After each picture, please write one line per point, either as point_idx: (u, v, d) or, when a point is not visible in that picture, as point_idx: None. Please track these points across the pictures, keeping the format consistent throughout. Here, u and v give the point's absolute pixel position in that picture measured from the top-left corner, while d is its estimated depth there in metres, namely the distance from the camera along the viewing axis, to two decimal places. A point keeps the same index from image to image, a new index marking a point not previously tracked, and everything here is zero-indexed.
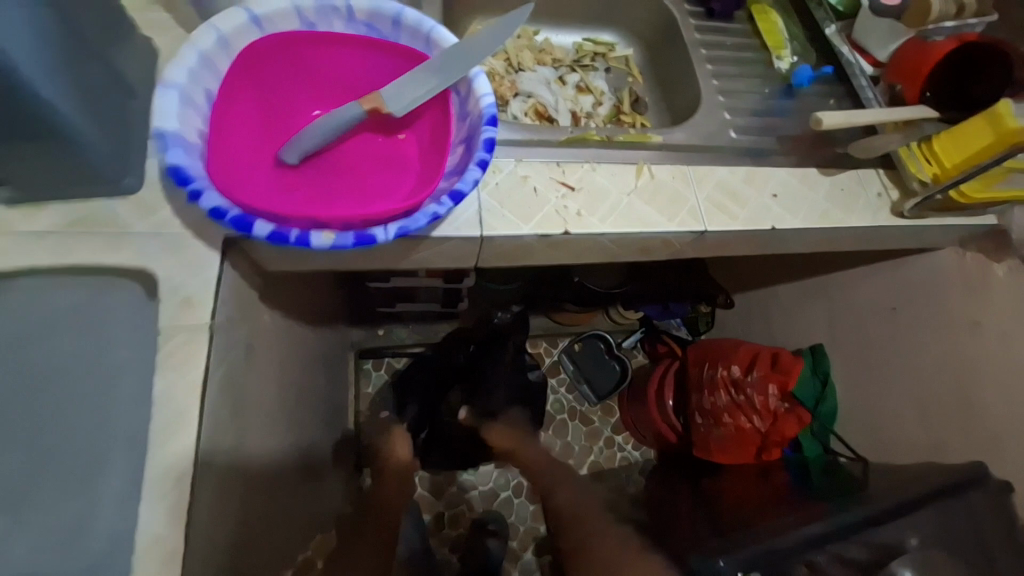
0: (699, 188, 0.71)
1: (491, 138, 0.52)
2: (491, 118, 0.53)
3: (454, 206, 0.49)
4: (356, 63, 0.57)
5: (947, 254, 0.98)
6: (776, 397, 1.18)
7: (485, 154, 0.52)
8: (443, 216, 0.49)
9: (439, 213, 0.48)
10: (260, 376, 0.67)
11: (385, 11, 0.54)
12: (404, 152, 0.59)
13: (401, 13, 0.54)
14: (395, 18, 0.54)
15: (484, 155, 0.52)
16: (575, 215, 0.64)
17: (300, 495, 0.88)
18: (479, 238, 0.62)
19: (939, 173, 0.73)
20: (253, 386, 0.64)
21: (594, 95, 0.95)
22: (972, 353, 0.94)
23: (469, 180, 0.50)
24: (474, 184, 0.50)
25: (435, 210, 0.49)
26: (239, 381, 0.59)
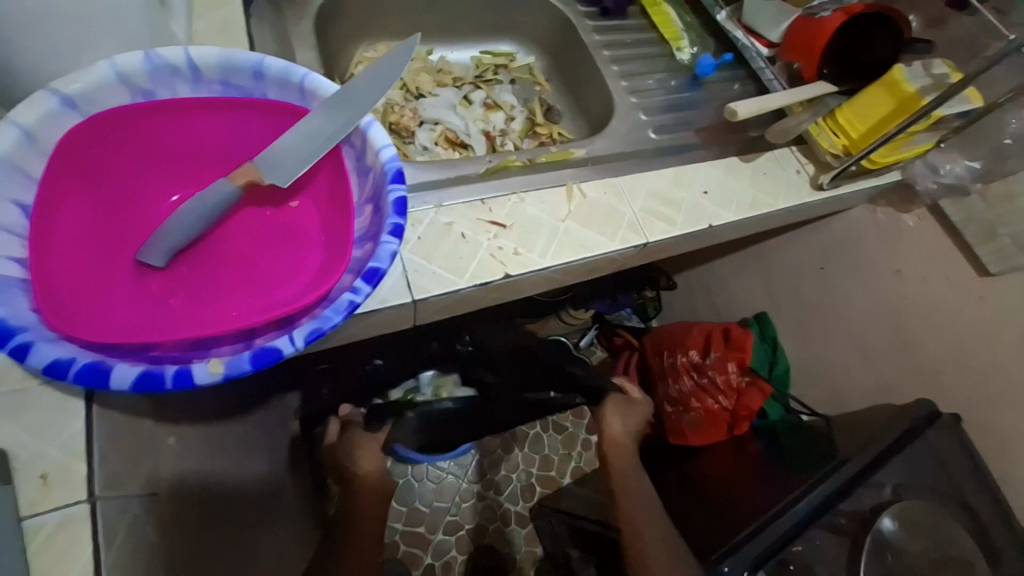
0: (631, 199, 0.68)
1: (402, 198, 0.45)
2: (397, 174, 0.46)
3: (373, 288, 0.41)
4: (219, 131, 0.49)
5: (860, 212, 1.03)
6: (736, 374, 1.20)
7: (399, 219, 0.44)
8: (361, 304, 0.40)
9: (354, 302, 0.40)
10: (180, 514, 0.55)
11: (239, 64, 0.46)
12: (299, 222, 0.51)
13: (262, 63, 0.46)
14: (253, 70, 0.47)
15: (398, 220, 0.44)
16: (512, 255, 0.59)
17: None
18: (411, 304, 0.54)
19: (849, 145, 0.75)
20: (173, 532, 0.52)
21: (505, 110, 0.90)
22: (900, 300, 0.99)
23: (386, 254, 0.42)
24: (392, 257, 0.42)
25: (350, 299, 0.40)
26: (151, 538, 0.48)
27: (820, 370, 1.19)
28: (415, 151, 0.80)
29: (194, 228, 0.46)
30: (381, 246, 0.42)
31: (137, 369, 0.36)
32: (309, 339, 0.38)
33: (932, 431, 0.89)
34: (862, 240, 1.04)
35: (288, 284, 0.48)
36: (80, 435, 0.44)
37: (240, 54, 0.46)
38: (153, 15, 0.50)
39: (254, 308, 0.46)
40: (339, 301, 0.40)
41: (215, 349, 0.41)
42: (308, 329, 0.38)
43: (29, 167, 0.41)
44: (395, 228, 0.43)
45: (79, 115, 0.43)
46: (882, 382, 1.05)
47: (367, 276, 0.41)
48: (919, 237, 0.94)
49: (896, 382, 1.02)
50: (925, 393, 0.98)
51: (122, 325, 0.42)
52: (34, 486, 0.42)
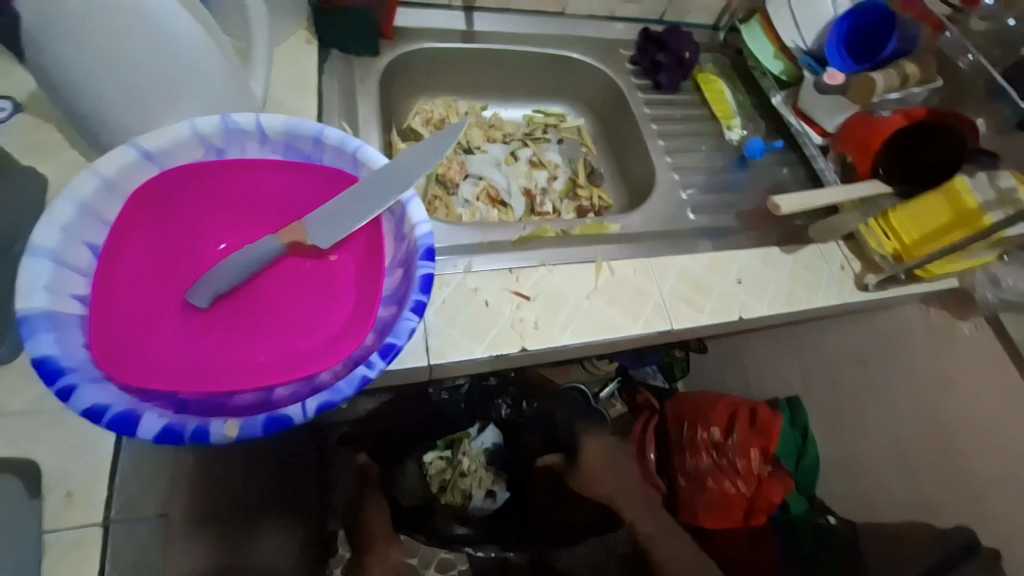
0: (661, 281, 0.67)
1: (429, 275, 0.46)
2: (428, 251, 0.48)
3: (386, 364, 0.42)
4: (275, 186, 0.53)
5: (913, 310, 0.97)
6: (758, 461, 1.14)
7: (422, 296, 0.45)
8: (373, 379, 0.41)
9: (367, 376, 0.41)
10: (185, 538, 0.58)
11: (300, 132, 0.50)
12: (335, 275, 0.54)
13: (322, 132, 0.50)
14: (313, 138, 0.51)
15: (422, 296, 0.45)
16: (532, 327, 0.59)
17: None
18: (427, 367, 0.56)
19: (899, 250, 0.73)
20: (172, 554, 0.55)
21: (549, 169, 0.92)
22: (948, 413, 0.92)
23: (405, 330, 0.43)
24: (410, 334, 0.43)
25: (363, 373, 0.41)
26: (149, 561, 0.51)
27: (853, 469, 1.11)
28: (456, 202, 0.83)
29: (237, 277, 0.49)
30: (401, 320, 0.43)
31: (160, 422, 0.38)
32: (320, 411, 0.39)
33: None
34: (910, 340, 0.98)
35: (315, 335, 0.51)
36: (108, 460, 0.48)
37: (303, 123, 0.50)
38: (236, 78, 0.55)
39: (280, 355, 0.49)
40: (354, 373, 0.41)
41: (237, 398, 0.44)
42: (318, 400, 0.39)
43: (105, 211, 0.46)
44: (417, 304, 0.44)
45: (155, 167, 0.48)
46: (919, 497, 0.97)
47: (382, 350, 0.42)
48: (976, 349, 0.88)
49: (936, 500, 0.94)
50: (966, 520, 0.89)
51: (161, 363, 0.46)
52: (60, 503, 0.46)
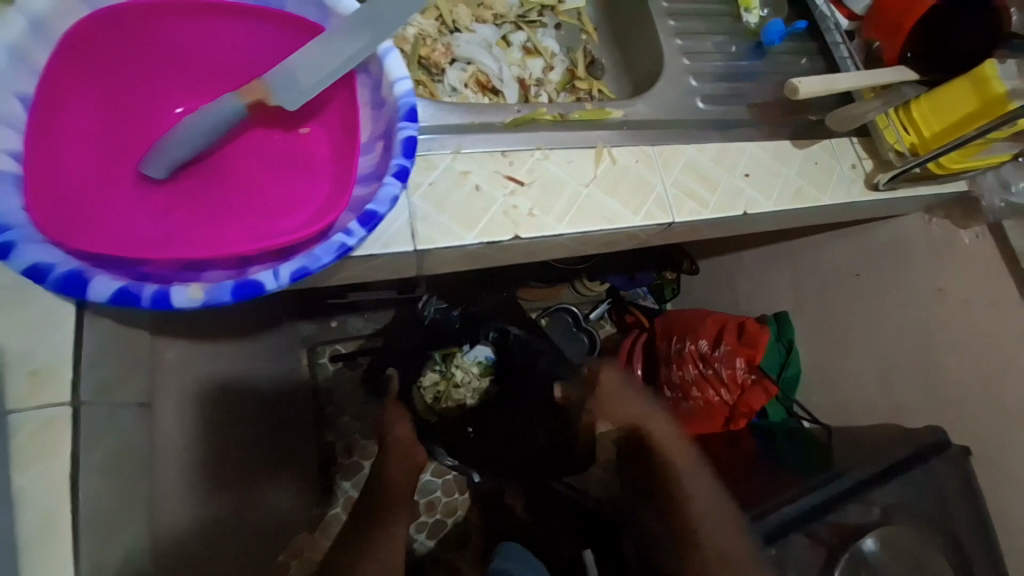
0: (665, 173, 0.63)
1: (411, 138, 0.41)
2: (410, 112, 0.42)
3: (368, 233, 0.38)
4: (234, 42, 0.46)
5: (912, 221, 0.96)
6: (743, 370, 1.18)
7: (406, 161, 0.40)
8: (353, 248, 0.37)
9: (346, 245, 0.37)
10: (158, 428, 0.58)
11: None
12: (309, 150, 0.49)
13: None
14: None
15: (405, 162, 0.40)
16: (526, 215, 0.55)
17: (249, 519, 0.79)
18: (413, 253, 0.52)
19: (917, 144, 0.69)
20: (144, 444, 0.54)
21: (544, 57, 0.83)
22: (935, 321, 0.94)
23: (387, 198, 0.39)
24: (392, 202, 0.39)
25: (342, 241, 0.37)
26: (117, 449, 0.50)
27: (834, 379, 1.15)
28: (442, 90, 0.75)
29: (197, 143, 0.43)
30: (382, 186, 0.39)
31: (113, 284, 0.35)
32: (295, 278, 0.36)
33: (937, 460, 0.86)
34: (908, 251, 0.97)
35: (289, 213, 0.46)
36: (70, 340, 0.46)
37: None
38: None
39: (253, 233, 0.44)
40: (330, 241, 0.37)
41: (207, 273, 0.40)
42: (293, 266, 0.36)
43: (35, 60, 0.39)
44: (400, 169, 0.40)
45: (87, 8, 0.41)
46: (896, 401, 1.02)
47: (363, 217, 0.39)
48: (973, 259, 0.88)
49: (912, 405, 0.99)
50: (939, 419, 0.94)
51: (118, 235, 0.41)
52: (25, 380, 0.45)
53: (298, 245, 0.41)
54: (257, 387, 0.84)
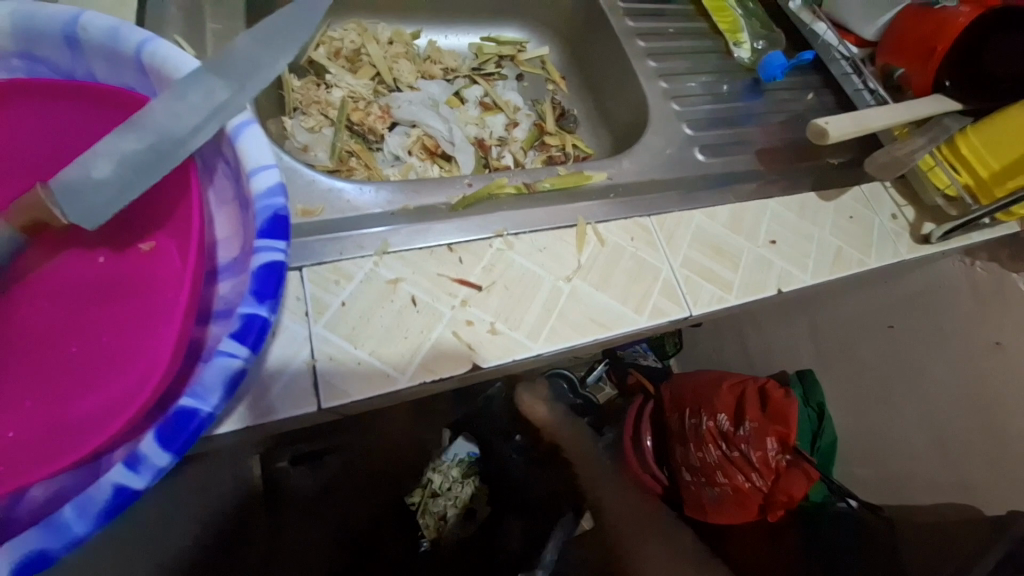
0: (670, 251, 0.47)
1: (268, 268, 0.28)
2: (268, 227, 0.29)
3: (173, 457, 0.25)
4: (15, 126, 0.32)
5: (953, 264, 0.82)
6: (775, 451, 0.97)
7: (253, 314, 0.27)
8: (138, 491, 0.24)
9: (128, 489, 0.24)
10: None
11: (40, 26, 0.30)
12: (148, 275, 0.32)
13: (76, 22, 0.31)
14: (64, 35, 0.31)
15: (257, 312, 0.27)
16: (487, 333, 0.39)
17: None
18: (319, 413, 0.34)
19: (973, 186, 0.56)
20: None
21: (506, 112, 0.70)
22: (995, 383, 0.77)
23: (218, 382, 0.26)
24: (223, 391, 0.26)
25: (120, 482, 0.24)
26: None
27: (877, 448, 0.95)
28: (382, 161, 0.60)
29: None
30: (213, 362, 0.26)
31: None
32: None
33: None
34: (952, 300, 0.82)
35: (105, 384, 0.30)
36: None
37: (44, 10, 0.31)
38: None
39: (44, 428, 0.29)
40: (98, 486, 0.24)
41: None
42: (20, 550, 0.23)
43: None
44: (245, 322, 0.27)
45: None
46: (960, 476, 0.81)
47: (172, 424, 0.25)
48: None
49: (981, 480, 0.79)
50: None
51: None
52: None
53: (97, 450, 0.28)
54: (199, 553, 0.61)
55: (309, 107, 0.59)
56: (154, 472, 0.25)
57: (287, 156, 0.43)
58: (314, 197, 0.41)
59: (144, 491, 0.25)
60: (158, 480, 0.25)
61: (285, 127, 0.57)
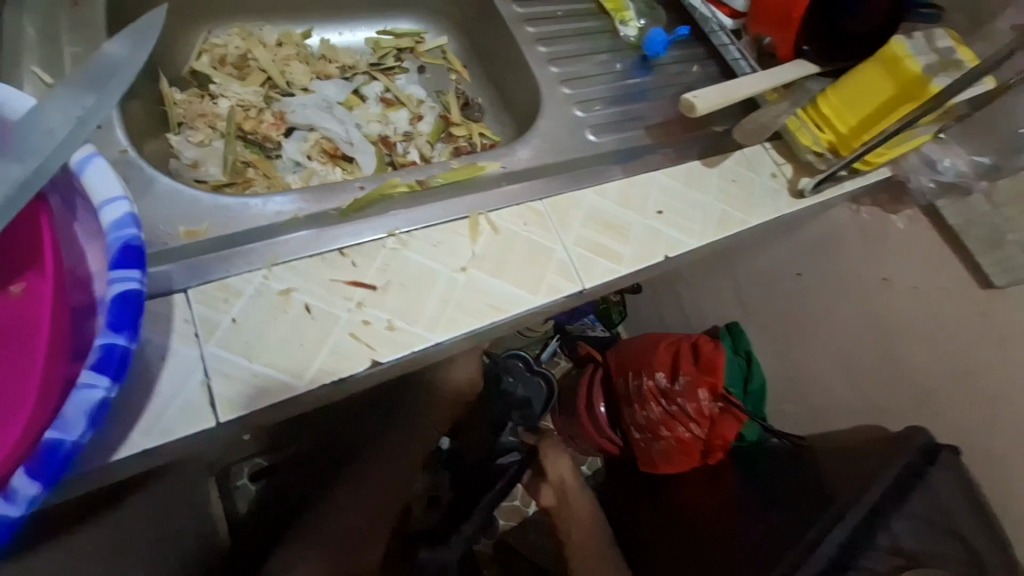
0: (563, 231, 0.50)
1: (125, 296, 0.29)
2: (122, 256, 0.30)
3: (45, 487, 0.27)
4: None
5: (841, 212, 0.89)
6: (708, 400, 1.06)
7: (110, 344, 0.28)
8: (14, 519, 0.26)
9: (4, 519, 0.26)
10: None
11: None
12: (19, 314, 0.32)
13: None
14: None
15: (114, 343, 0.28)
16: (384, 331, 0.40)
17: None
18: (219, 428, 0.35)
19: (835, 141, 0.61)
20: None
21: (409, 107, 0.70)
22: (887, 312, 0.86)
23: (79, 415, 0.27)
24: (84, 423, 0.27)
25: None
26: None
27: (800, 385, 1.04)
28: (282, 168, 0.59)
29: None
30: (72, 397, 0.27)
31: None
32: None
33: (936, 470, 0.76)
34: (844, 245, 0.89)
35: None
36: None
37: None
38: None
39: None
40: None
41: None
42: None
43: None
44: (103, 354, 0.28)
45: None
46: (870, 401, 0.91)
47: (39, 459, 0.27)
48: (911, 244, 0.81)
49: (886, 403, 0.89)
50: (918, 417, 0.85)
51: None
52: None
53: None
54: None
55: (194, 121, 0.58)
56: (29, 502, 0.26)
57: (163, 178, 0.42)
58: (197, 218, 0.41)
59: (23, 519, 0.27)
60: (32, 510, 0.26)
61: (172, 143, 0.56)
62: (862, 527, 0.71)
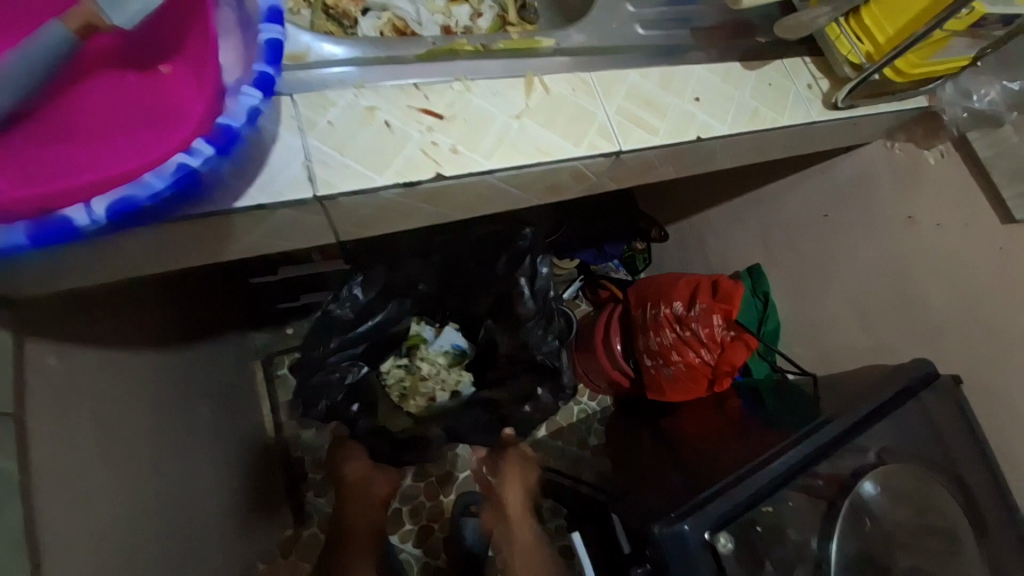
0: (606, 100, 0.56)
1: (275, 41, 0.38)
2: (272, 13, 0.39)
3: (214, 151, 0.36)
4: None
5: (876, 149, 0.90)
6: (721, 327, 1.09)
7: (267, 68, 0.38)
8: (194, 168, 0.35)
9: (187, 167, 0.35)
10: (103, 472, 0.54)
11: None
12: (171, 89, 0.41)
13: None
14: None
15: (266, 69, 0.38)
16: (448, 152, 0.48)
17: (183, 544, 0.67)
18: (315, 203, 0.44)
19: (873, 50, 0.65)
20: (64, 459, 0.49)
21: (471, 3, 0.76)
22: (906, 249, 0.88)
23: (242, 109, 0.37)
24: (247, 114, 0.36)
25: (182, 161, 0.35)
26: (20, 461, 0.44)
27: (814, 326, 1.06)
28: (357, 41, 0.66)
29: (24, 85, 0.36)
30: (237, 97, 0.37)
31: None
32: (114, 209, 0.34)
33: (930, 394, 0.80)
34: (873, 182, 0.91)
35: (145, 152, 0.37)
36: None
37: None
38: None
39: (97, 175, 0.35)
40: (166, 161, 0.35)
41: (12, 219, 0.34)
42: (114, 196, 0.34)
43: None
44: (260, 75, 0.37)
45: None
46: (878, 338, 0.95)
47: (213, 134, 0.36)
48: (940, 179, 0.81)
49: (893, 340, 0.92)
50: (924, 351, 0.88)
51: None
52: None
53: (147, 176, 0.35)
54: (158, 422, 0.67)
55: None
56: (203, 159, 0.36)
57: None
58: (298, 44, 0.48)
59: (196, 174, 0.36)
60: (204, 164, 0.36)
61: None
62: (846, 435, 0.75)
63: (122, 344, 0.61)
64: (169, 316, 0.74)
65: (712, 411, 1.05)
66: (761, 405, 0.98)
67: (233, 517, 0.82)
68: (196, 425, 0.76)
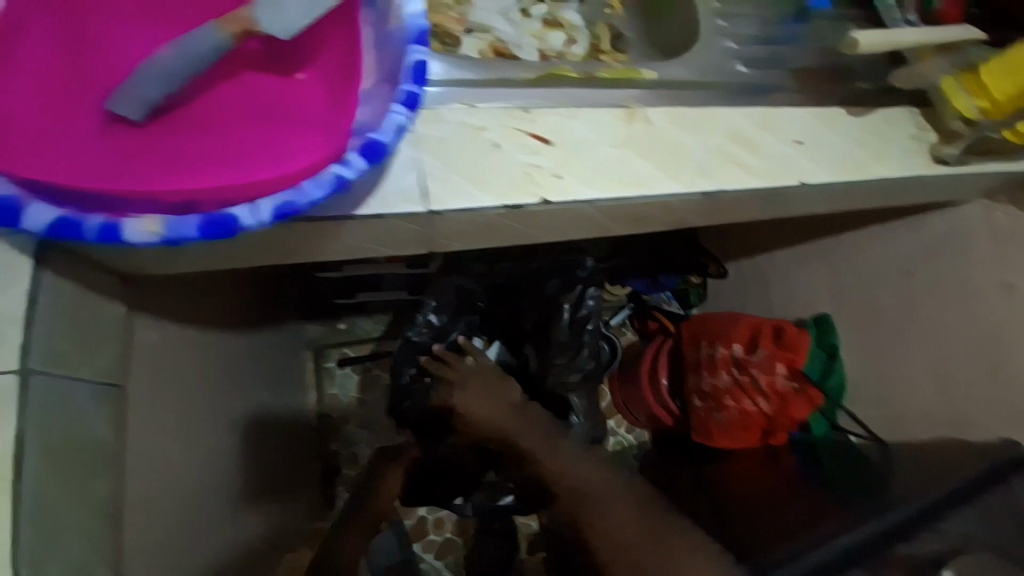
0: (702, 136, 0.55)
1: (421, 62, 0.40)
2: (418, 34, 0.40)
3: (367, 166, 0.38)
4: None
5: (974, 209, 0.84)
6: (784, 377, 1.01)
7: (413, 88, 0.39)
8: (347, 180, 0.38)
9: (342, 178, 0.38)
10: (177, 446, 0.57)
11: None
12: (304, 95, 0.44)
13: None
14: None
15: (413, 89, 0.39)
16: (550, 176, 0.48)
17: (232, 526, 0.69)
18: (424, 216, 0.45)
19: (989, 108, 0.62)
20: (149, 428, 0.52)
21: (565, 30, 0.77)
22: (1001, 319, 0.81)
23: (393, 128, 0.39)
24: (396, 132, 0.38)
25: (338, 174, 0.38)
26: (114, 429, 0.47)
27: (884, 388, 0.99)
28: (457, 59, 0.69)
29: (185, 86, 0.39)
30: (388, 115, 0.39)
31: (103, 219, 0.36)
32: (276, 213, 0.37)
33: (1019, 479, 0.73)
34: (967, 243, 0.85)
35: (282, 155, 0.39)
36: None
37: None
38: None
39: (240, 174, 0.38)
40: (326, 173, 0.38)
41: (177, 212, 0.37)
42: (278, 201, 0.37)
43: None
44: (409, 96, 0.39)
45: None
46: (960, 410, 0.87)
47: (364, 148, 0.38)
48: None
49: (978, 415, 0.85)
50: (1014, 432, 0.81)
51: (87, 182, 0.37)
52: None
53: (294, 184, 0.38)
54: (224, 404, 0.69)
55: None
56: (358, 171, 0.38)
57: None
58: None
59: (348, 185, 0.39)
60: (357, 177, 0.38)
61: None
62: (921, 512, 0.69)
63: (202, 328, 0.64)
64: (244, 303, 0.78)
65: (765, 463, 0.99)
66: (821, 466, 0.92)
67: (277, 505, 0.84)
68: (255, 410, 0.79)
